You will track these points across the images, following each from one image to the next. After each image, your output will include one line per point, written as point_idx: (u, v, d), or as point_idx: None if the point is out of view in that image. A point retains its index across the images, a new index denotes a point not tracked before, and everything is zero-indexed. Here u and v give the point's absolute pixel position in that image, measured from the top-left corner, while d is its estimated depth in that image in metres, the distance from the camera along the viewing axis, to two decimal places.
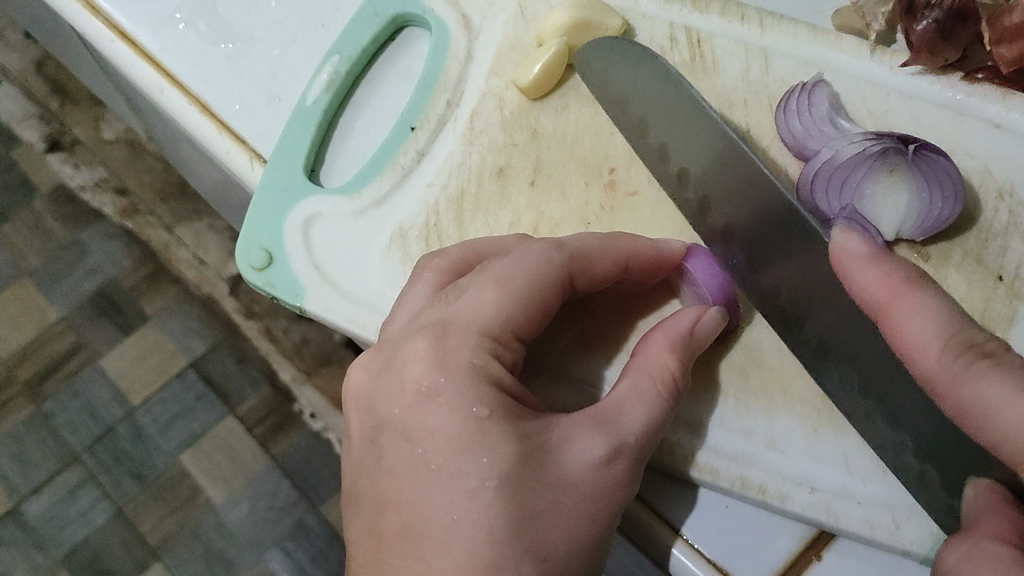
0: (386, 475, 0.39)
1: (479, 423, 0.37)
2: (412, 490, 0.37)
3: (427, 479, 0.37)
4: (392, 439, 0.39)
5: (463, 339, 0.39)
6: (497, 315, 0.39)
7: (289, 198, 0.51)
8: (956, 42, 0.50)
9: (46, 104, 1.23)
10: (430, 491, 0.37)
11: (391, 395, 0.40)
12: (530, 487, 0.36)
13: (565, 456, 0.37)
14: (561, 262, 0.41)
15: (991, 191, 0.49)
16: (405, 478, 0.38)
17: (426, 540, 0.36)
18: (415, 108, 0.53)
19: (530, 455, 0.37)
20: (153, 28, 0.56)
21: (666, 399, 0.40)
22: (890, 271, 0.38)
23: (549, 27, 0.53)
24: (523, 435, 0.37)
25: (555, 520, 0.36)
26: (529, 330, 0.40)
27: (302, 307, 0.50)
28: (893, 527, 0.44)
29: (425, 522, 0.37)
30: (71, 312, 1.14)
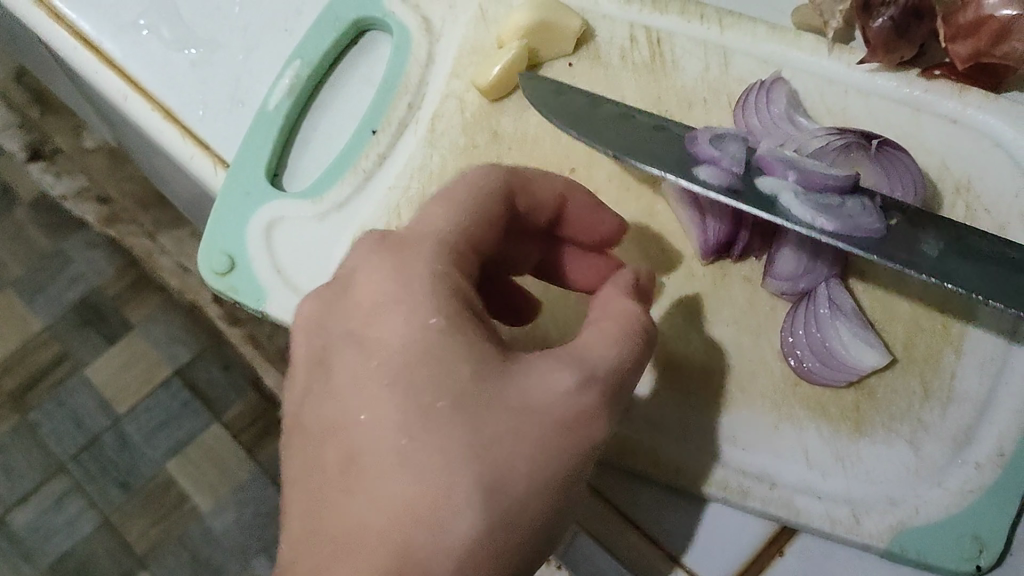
0: (333, 398, 0.34)
1: (421, 402, 0.32)
2: (359, 407, 0.33)
3: (377, 394, 0.33)
4: (342, 352, 0.34)
5: (421, 250, 0.36)
6: (456, 223, 0.37)
7: (249, 204, 0.51)
8: (910, 40, 0.50)
9: (24, 113, 1.19)
10: (399, 476, 0.31)
11: (330, 396, 0.34)
12: (478, 410, 0.32)
13: (532, 384, 0.33)
14: (504, 177, 0.39)
15: (949, 186, 0.50)
16: (376, 467, 0.31)
17: (370, 473, 0.31)
18: (376, 110, 0.53)
19: (485, 373, 0.32)
20: (115, 35, 0.57)
21: (639, 346, 0.35)
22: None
23: (508, 30, 0.53)
24: (480, 367, 0.33)
25: (516, 453, 0.31)
26: (485, 243, 0.38)
27: (264, 311, 0.50)
28: (853, 521, 0.44)
29: (368, 450, 0.32)
30: (55, 323, 1.14)
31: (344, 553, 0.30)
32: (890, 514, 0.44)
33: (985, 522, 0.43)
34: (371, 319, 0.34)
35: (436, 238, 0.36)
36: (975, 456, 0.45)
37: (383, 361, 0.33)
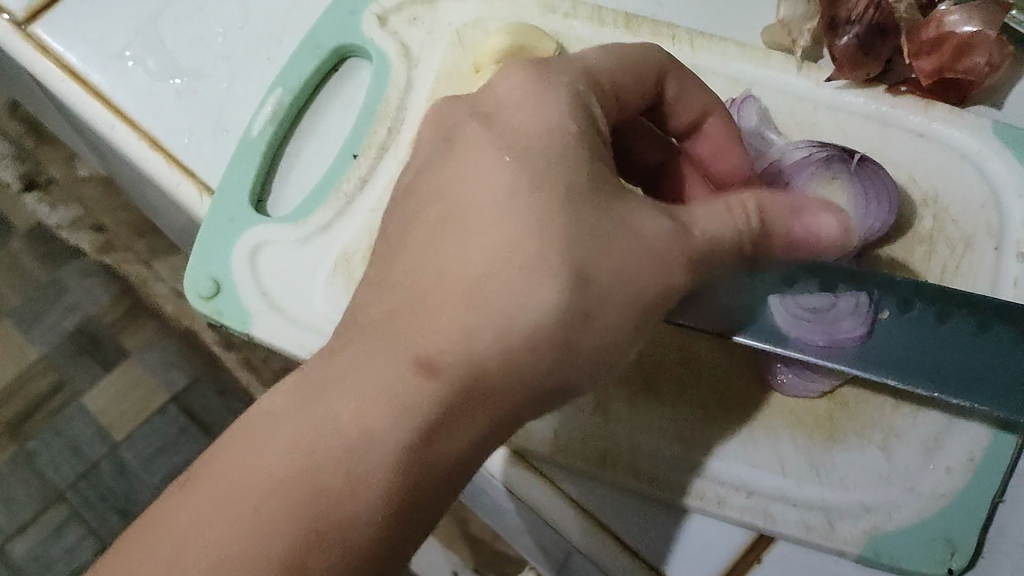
0: (446, 186, 0.39)
1: (534, 191, 0.37)
2: (472, 187, 0.38)
3: (495, 172, 0.38)
4: (464, 148, 0.39)
5: (570, 67, 0.40)
6: (535, 121, 0.39)
7: (234, 229, 0.53)
8: (877, 55, 0.51)
9: (21, 144, 1.22)
10: (475, 266, 0.36)
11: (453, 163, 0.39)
12: (596, 219, 0.37)
13: (642, 221, 0.37)
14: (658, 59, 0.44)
15: (916, 198, 0.51)
16: (473, 241, 0.37)
17: (474, 226, 0.37)
18: (357, 137, 0.55)
19: (606, 203, 0.37)
20: (103, 68, 0.58)
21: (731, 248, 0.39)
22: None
23: (483, 53, 0.54)
24: (578, 199, 0.37)
25: (612, 259, 0.36)
26: (628, 90, 0.43)
27: (250, 333, 0.51)
28: (828, 528, 0.45)
29: (472, 207, 0.38)
30: (51, 351, 1.15)
31: (411, 328, 0.36)
32: (862, 520, 0.45)
33: (955, 526, 0.45)
34: (474, 168, 0.38)
35: (584, 73, 0.40)
36: (945, 462, 0.46)
37: (513, 143, 0.38)
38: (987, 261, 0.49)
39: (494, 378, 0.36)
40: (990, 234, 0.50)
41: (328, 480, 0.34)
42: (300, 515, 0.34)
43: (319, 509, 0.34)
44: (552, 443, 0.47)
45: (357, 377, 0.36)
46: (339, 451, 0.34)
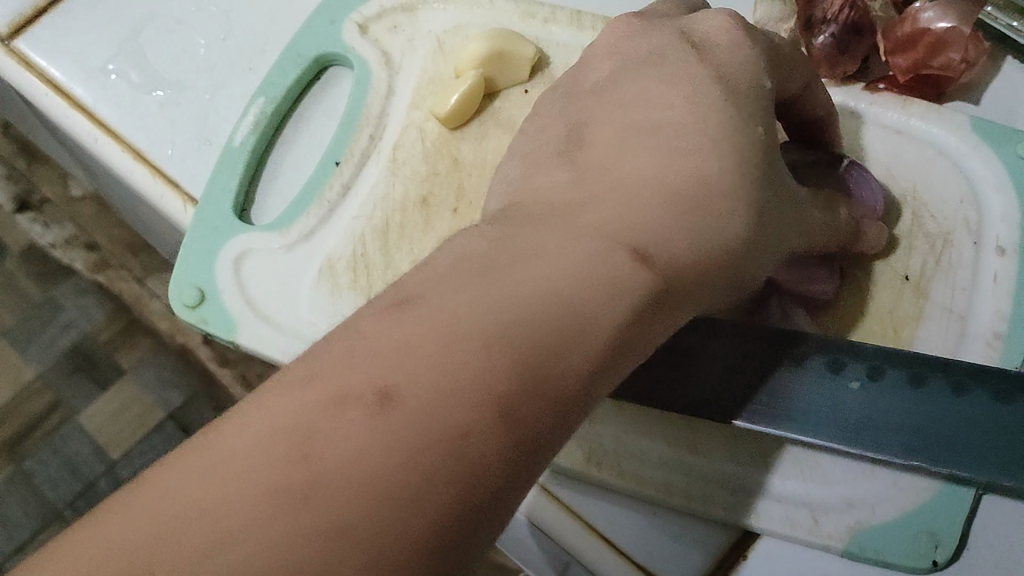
0: (603, 96, 0.39)
1: (729, 111, 0.36)
2: (651, 100, 0.38)
3: (663, 97, 0.37)
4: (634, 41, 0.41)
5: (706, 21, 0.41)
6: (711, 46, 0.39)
7: (218, 237, 0.53)
8: (853, 53, 0.52)
9: (14, 163, 1.23)
10: (674, 169, 0.35)
11: (606, 99, 0.39)
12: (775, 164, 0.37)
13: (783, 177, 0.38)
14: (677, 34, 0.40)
15: (895, 196, 0.51)
16: (658, 153, 0.36)
17: (657, 134, 0.36)
18: (339, 144, 0.55)
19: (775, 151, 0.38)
20: (86, 81, 0.58)
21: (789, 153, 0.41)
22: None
23: (465, 60, 0.55)
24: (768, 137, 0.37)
25: (774, 216, 0.37)
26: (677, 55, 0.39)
27: (234, 340, 0.51)
28: (812, 523, 0.45)
29: (656, 117, 0.37)
30: (48, 370, 1.15)
31: (607, 209, 0.34)
32: (846, 515, 0.45)
33: (937, 520, 0.44)
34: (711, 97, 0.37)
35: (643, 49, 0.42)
36: None
37: (718, 68, 0.38)
38: (967, 256, 0.49)
39: (684, 283, 0.34)
40: (969, 229, 0.49)
41: (527, 368, 0.29)
42: (490, 387, 0.28)
43: (501, 386, 0.28)
44: None
45: (545, 250, 0.32)
46: (516, 317, 0.29)
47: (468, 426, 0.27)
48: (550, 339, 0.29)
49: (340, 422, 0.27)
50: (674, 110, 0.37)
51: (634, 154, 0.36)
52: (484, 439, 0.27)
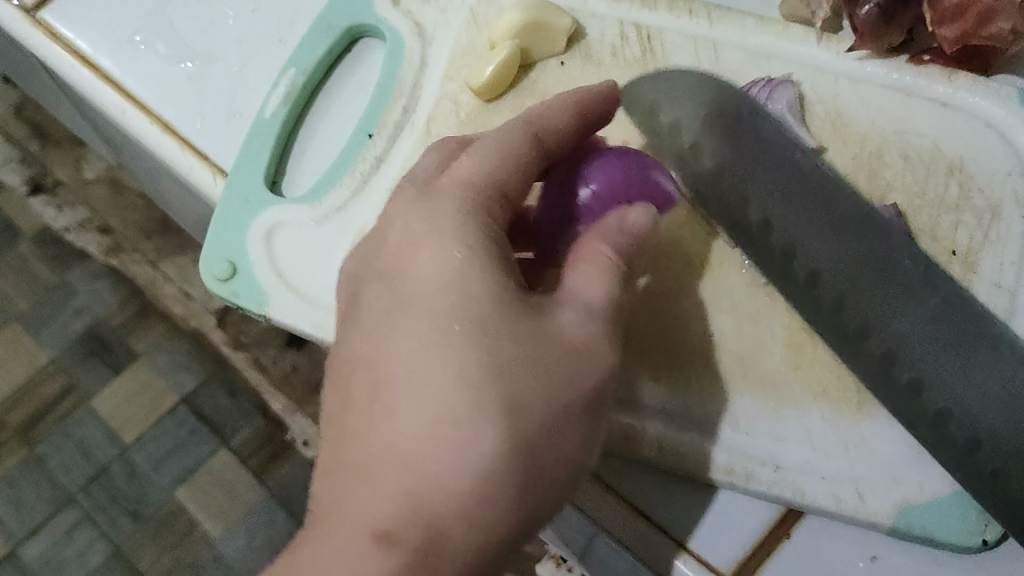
0: (389, 289, 0.40)
1: (470, 254, 0.38)
2: (410, 318, 0.38)
3: (417, 267, 0.39)
4: (393, 244, 0.41)
5: (486, 146, 0.42)
6: (497, 159, 0.41)
7: (251, 211, 0.52)
8: (898, 24, 0.50)
9: (28, 147, 1.27)
10: (427, 254, 0.39)
11: (423, 203, 0.41)
12: (484, 304, 0.37)
13: (555, 326, 0.38)
14: (525, 136, 0.42)
15: (941, 168, 0.50)
16: (380, 267, 0.41)
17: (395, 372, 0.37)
18: (372, 116, 0.54)
19: (527, 308, 0.38)
20: (113, 52, 0.57)
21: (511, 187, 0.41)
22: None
23: (499, 30, 0.54)
24: (480, 333, 0.36)
25: (502, 334, 0.36)
26: (516, 186, 0.42)
27: (267, 315, 0.51)
28: (858, 500, 0.44)
29: (414, 293, 0.39)
30: (60, 355, 1.16)
31: (344, 473, 0.36)
32: (894, 493, 0.44)
33: None
34: (473, 156, 0.42)
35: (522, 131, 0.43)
36: None
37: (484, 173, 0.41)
38: (1016, 229, 0.48)
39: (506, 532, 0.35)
40: (1018, 202, 0.49)
41: (414, 507, 0.34)
42: (465, 353, 0.36)
43: (476, 347, 0.36)
44: None
45: (323, 544, 0.35)
46: (432, 485, 0.34)
47: (481, 375, 0.35)
48: (431, 349, 0.37)
49: (352, 482, 0.36)
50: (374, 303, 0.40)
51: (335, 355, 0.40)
52: (413, 532, 0.34)
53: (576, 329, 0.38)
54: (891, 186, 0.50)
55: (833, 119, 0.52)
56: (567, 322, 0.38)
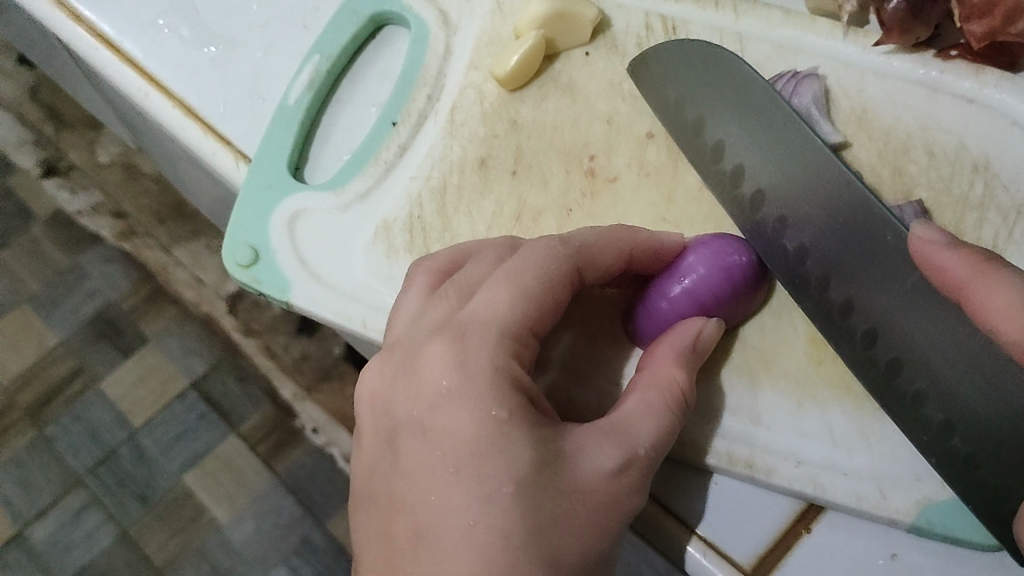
0: (399, 479, 0.39)
1: (486, 430, 0.37)
2: (424, 492, 0.37)
3: (443, 480, 0.37)
4: (410, 438, 0.39)
5: (480, 338, 0.39)
6: (511, 312, 0.39)
7: (273, 196, 0.52)
8: (926, 19, 0.50)
9: (42, 130, 1.28)
10: (456, 408, 0.38)
11: (411, 379, 0.40)
12: (491, 468, 0.36)
13: (576, 467, 0.37)
14: (565, 255, 0.41)
15: (966, 165, 0.49)
16: (397, 384, 0.40)
17: (436, 544, 0.36)
18: (396, 103, 0.54)
19: (547, 463, 0.36)
20: (136, 35, 0.57)
21: (538, 303, 0.40)
22: (971, 255, 0.39)
23: (525, 20, 0.54)
24: (468, 536, 0.35)
25: (502, 459, 0.36)
26: (545, 327, 0.41)
27: (289, 301, 0.51)
28: (879, 497, 0.43)
29: (433, 526, 0.36)
30: (70, 338, 1.16)
31: None
32: (916, 490, 0.43)
33: None
34: (523, 265, 0.41)
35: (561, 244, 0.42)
36: None
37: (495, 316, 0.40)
38: None
39: None
40: None
41: None
42: (497, 522, 0.35)
43: (516, 516, 0.35)
44: (597, 411, 0.46)
45: None
46: None
47: (506, 498, 0.36)
48: (452, 496, 0.36)
49: None
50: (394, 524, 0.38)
51: (370, 464, 0.40)
52: None
53: (605, 476, 0.37)
54: (917, 182, 0.49)
55: (859, 114, 0.51)
56: (589, 464, 0.37)
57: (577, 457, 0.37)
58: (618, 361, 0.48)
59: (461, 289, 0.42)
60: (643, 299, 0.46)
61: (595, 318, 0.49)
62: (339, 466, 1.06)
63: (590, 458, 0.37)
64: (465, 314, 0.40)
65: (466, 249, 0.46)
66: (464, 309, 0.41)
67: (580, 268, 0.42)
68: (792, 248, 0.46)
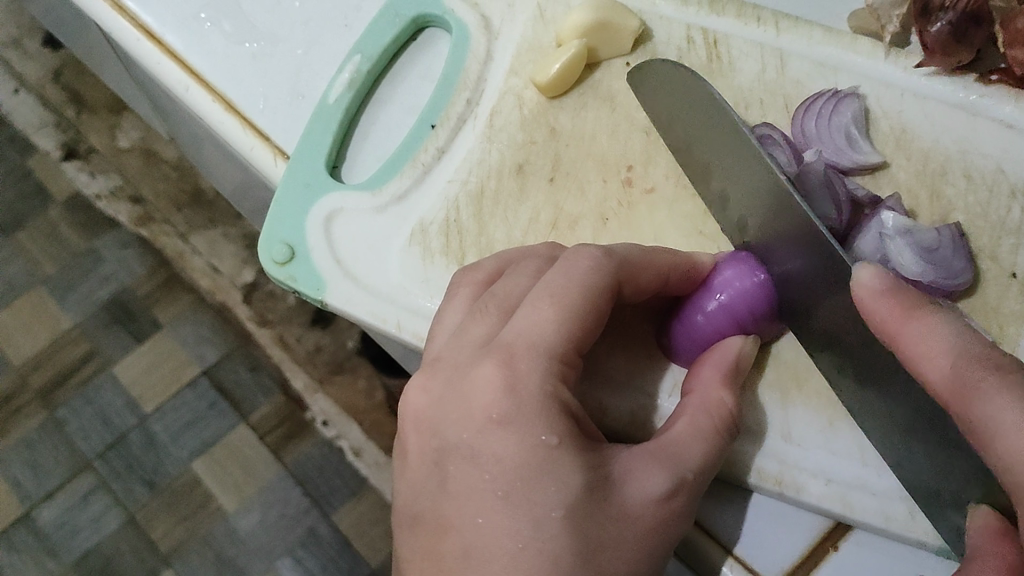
0: (447, 499, 0.39)
1: (533, 456, 0.37)
2: (473, 515, 0.38)
3: (492, 505, 0.37)
4: (457, 461, 0.39)
5: (530, 360, 0.39)
6: (557, 331, 0.40)
7: (311, 195, 0.52)
8: (969, 44, 0.50)
9: (64, 113, 1.28)
10: (504, 433, 0.38)
11: (460, 398, 0.40)
12: (539, 495, 0.37)
13: (624, 492, 0.37)
14: (609, 269, 0.41)
15: (1004, 190, 0.49)
16: (445, 404, 0.41)
17: (486, 567, 0.37)
18: (435, 107, 0.55)
19: (596, 489, 0.37)
20: (178, 29, 0.57)
21: (583, 322, 0.40)
22: (895, 292, 0.37)
23: (565, 28, 0.54)
24: (522, 564, 0.36)
25: (549, 487, 0.37)
26: (587, 342, 0.41)
27: (323, 300, 0.51)
28: (909, 518, 0.43)
29: (482, 549, 0.37)
30: (84, 321, 1.17)
31: None
32: None
33: None
34: (565, 279, 0.40)
35: (605, 255, 0.42)
36: None
37: (540, 335, 0.39)
38: None
39: None
40: None
41: None
42: (546, 548, 0.36)
43: (566, 544, 0.36)
44: (629, 422, 0.47)
45: None
46: None
47: (556, 525, 0.36)
48: (501, 520, 0.37)
49: None
50: (444, 548, 0.38)
51: (416, 484, 0.41)
52: None
53: (655, 500, 0.37)
54: (954, 206, 0.49)
55: (897, 135, 0.51)
56: (639, 488, 0.37)
57: (626, 482, 0.37)
58: (651, 373, 0.48)
59: (501, 304, 0.43)
60: (679, 314, 0.46)
61: (631, 332, 0.49)
62: (348, 460, 1.07)
63: (638, 482, 0.37)
64: (511, 333, 0.40)
65: (509, 259, 0.46)
66: (509, 325, 0.41)
67: (621, 282, 0.42)
68: (779, 275, 0.45)
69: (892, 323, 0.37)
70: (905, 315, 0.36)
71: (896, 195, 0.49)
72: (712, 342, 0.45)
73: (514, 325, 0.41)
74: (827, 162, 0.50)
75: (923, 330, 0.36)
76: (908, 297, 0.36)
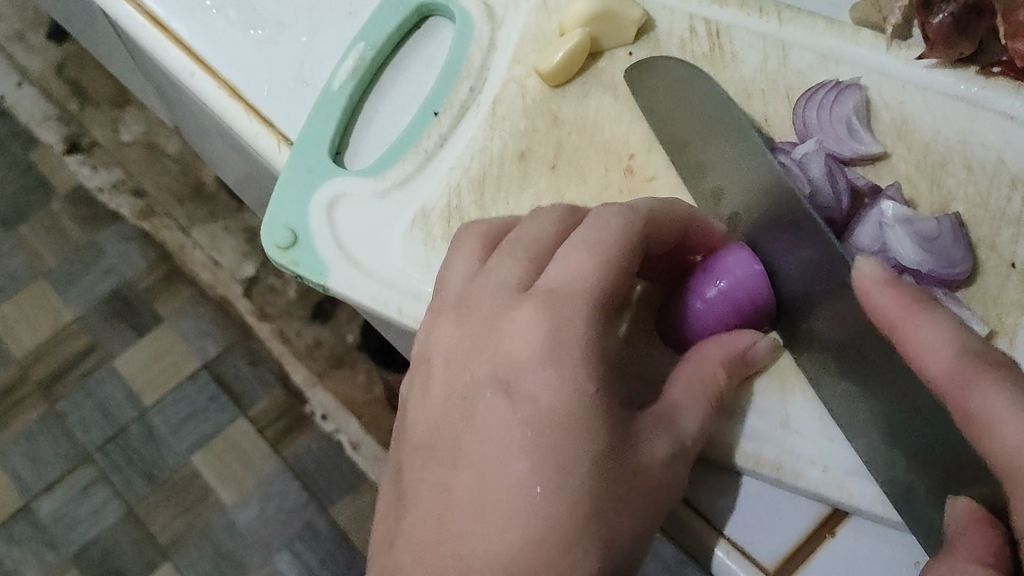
0: (466, 439, 0.39)
1: (563, 399, 0.37)
2: (493, 457, 0.38)
3: (513, 446, 0.38)
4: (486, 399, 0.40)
5: (567, 301, 0.39)
6: (596, 274, 0.39)
7: (314, 179, 0.53)
8: (972, 34, 0.50)
9: (66, 107, 1.29)
10: (539, 372, 0.38)
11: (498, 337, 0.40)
12: (564, 438, 0.37)
13: (637, 447, 0.38)
14: (641, 222, 0.41)
15: (1004, 180, 0.49)
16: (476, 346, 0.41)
17: (500, 507, 0.37)
18: (438, 94, 0.55)
19: (616, 439, 0.37)
20: (184, 15, 0.57)
21: (625, 267, 0.40)
22: (901, 293, 0.37)
23: (570, 18, 0.55)
24: (542, 505, 0.36)
25: (576, 428, 0.37)
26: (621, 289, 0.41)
27: (325, 285, 0.51)
28: None
29: (495, 493, 0.37)
30: (85, 314, 1.17)
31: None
32: None
33: None
34: (600, 228, 0.40)
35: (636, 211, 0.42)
36: None
37: (576, 283, 0.39)
38: None
39: None
40: None
41: None
42: (568, 492, 0.36)
43: (587, 491, 0.36)
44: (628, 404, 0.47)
45: None
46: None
47: (583, 469, 0.36)
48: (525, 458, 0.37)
49: None
50: (455, 491, 0.39)
51: (433, 423, 0.41)
52: None
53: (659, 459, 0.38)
54: (954, 196, 0.50)
55: (899, 126, 0.52)
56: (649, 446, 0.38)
57: (640, 440, 0.38)
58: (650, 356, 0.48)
59: (530, 248, 0.43)
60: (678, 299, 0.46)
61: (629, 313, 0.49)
62: (347, 453, 1.07)
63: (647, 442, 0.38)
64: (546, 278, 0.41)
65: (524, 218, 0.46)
66: (546, 271, 0.41)
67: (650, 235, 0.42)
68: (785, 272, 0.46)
69: (892, 314, 0.37)
70: (906, 311, 0.37)
71: (891, 186, 0.50)
72: (712, 328, 0.45)
73: (551, 269, 0.41)
74: (828, 152, 0.49)
75: (925, 329, 0.36)
76: (916, 296, 0.37)
